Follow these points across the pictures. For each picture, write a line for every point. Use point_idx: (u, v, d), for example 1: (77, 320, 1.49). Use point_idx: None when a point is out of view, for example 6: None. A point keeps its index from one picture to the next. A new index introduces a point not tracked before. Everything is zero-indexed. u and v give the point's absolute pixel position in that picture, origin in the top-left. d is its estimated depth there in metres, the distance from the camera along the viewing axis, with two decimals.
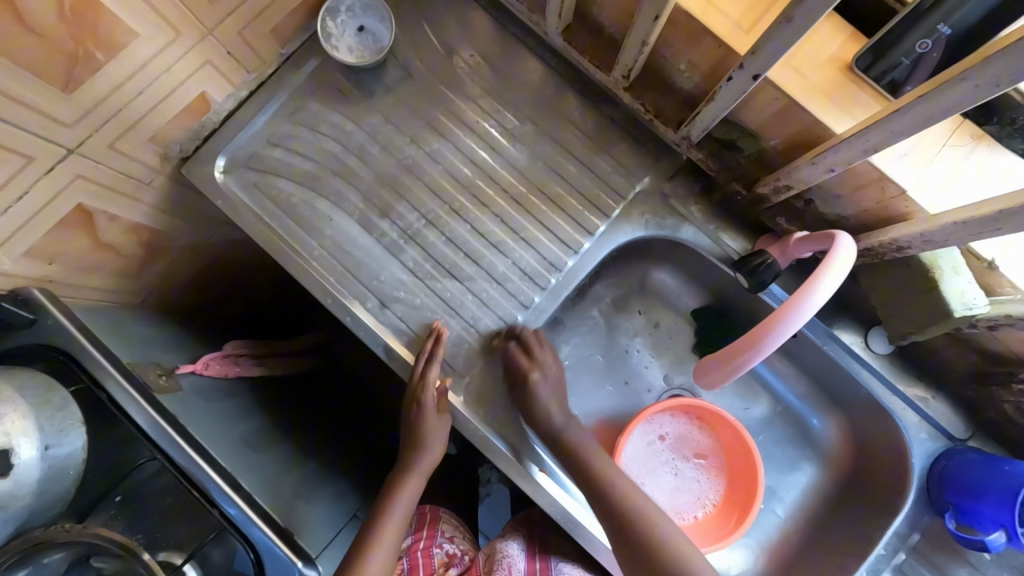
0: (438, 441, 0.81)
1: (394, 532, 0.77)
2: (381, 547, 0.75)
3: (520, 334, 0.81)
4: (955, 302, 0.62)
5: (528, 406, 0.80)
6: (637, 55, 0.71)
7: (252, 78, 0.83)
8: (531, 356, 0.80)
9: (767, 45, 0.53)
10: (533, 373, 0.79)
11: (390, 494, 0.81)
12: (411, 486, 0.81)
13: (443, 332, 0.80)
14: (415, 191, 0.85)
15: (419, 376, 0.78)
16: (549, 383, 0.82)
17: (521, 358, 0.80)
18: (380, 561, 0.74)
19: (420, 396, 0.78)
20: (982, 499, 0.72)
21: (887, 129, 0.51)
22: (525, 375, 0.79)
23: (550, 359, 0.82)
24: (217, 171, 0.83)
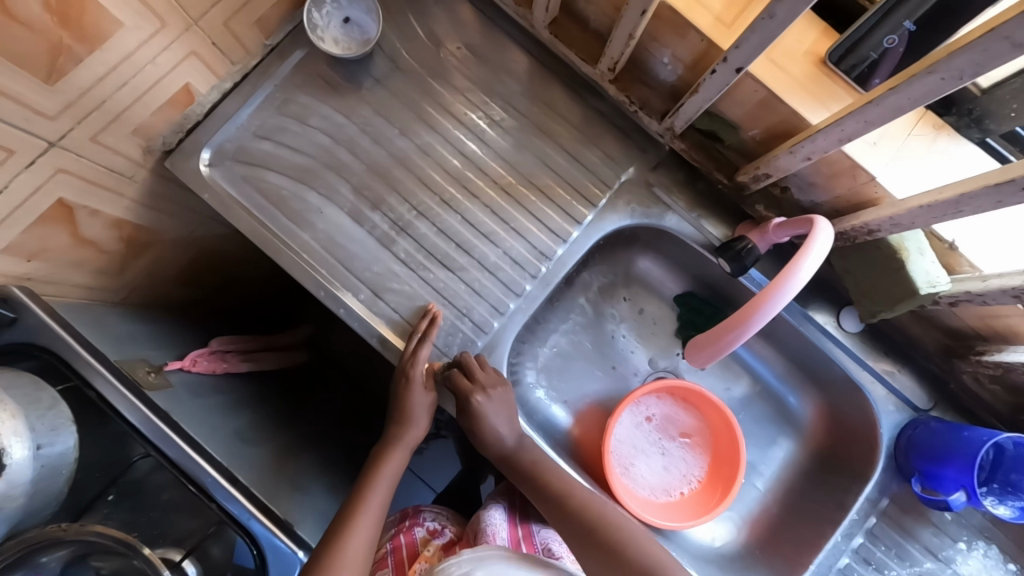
0: (425, 417, 0.82)
1: (378, 502, 0.78)
2: (366, 515, 0.76)
3: (460, 361, 0.80)
4: (921, 281, 0.67)
5: (484, 437, 0.81)
6: (624, 48, 0.73)
7: (237, 69, 0.83)
8: (473, 379, 0.79)
9: (749, 40, 0.56)
10: (477, 396, 0.78)
11: (374, 467, 0.81)
12: (395, 459, 0.82)
13: (438, 314, 0.81)
14: (405, 182, 0.85)
15: (410, 352, 0.79)
16: (495, 405, 0.80)
17: (462, 382, 0.79)
18: (364, 528, 0.74)
19: (409, 370, 0.79)
20: (946, 466, 0.77)
21: (862, 120, 0.54)
22: (468, 398, 0.78)
23: (494, 379, 0.80)
24: (202, 164, 0.82)
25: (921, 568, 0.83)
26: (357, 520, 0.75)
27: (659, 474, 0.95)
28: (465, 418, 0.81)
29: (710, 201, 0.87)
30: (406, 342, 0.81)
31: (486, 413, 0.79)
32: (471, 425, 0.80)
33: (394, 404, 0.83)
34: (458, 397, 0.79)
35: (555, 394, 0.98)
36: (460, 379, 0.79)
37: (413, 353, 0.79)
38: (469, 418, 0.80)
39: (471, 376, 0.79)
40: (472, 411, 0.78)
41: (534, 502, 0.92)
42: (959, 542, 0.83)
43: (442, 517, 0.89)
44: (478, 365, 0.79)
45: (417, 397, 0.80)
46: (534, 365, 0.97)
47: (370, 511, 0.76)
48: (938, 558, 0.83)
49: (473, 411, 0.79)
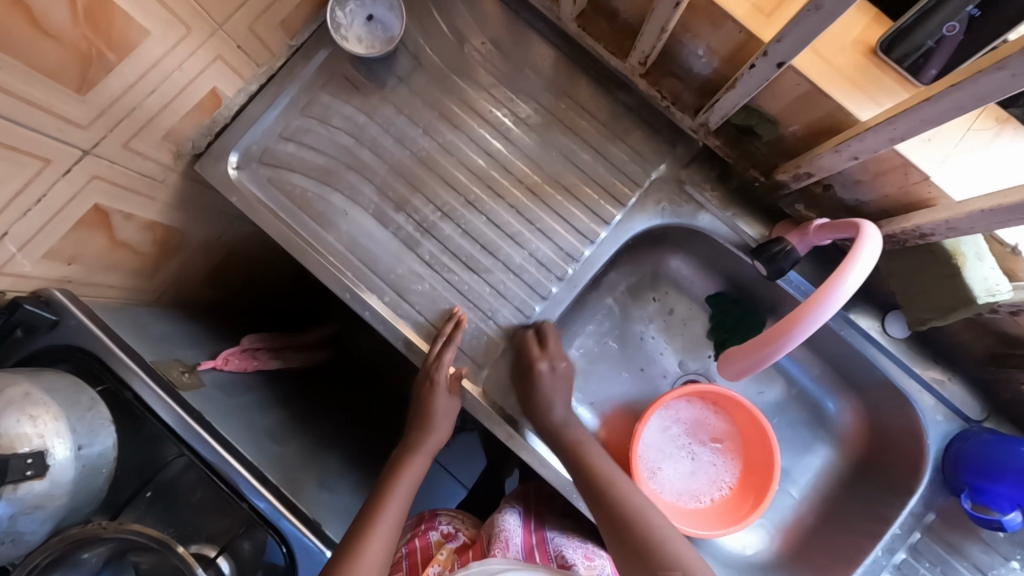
0: (445, 423, 0.82)
1: (398, 505, 0.77)
2: (387, 518, 0.75)
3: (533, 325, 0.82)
4: (978, 289, 0.62)
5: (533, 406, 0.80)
6: (656, 41, 0.69)
7: (262, 72, 0.82)
8: (542, 346, 0.80)
9: (792, 33, 0.52)
10: (541, 363, 0.79)
11: (394, 471, 0.81)
12: (416, 464, 0.82)
13: (462, 318, 0.80)
14: (430, 183, 0.84)
15: (434, 354, 0.79)
16: (556, 379, 0.80)
17: (532, 346, 0.80)
18: (384, 529, 0.73)
19: (434, 374, 0.78)
20: (999, 481, 0.74)
21: (916, 118, 0.50)
22: (533, 363, 0.79)
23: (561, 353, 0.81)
24: (230, 168, 0.82)
25: None
26: (378, 521, 0.74)
27: (688, 480, 0.93)
28: (524, 387, 0.80)
29: (746, 199, 0.83)
30: (432, 344, 0.80)
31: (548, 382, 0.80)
32: (526, 394, 0.80)
33: (417, 409, 0.82)
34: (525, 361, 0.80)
35: (581, 396, 0.96)
36: (529, 345, 0.79)
37: (438, 358, 0.79)
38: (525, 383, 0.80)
39: (545, 343, 0.80)
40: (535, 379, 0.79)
41: (548, 505, 0.91)
42: (1011, 561, 0.78)
43: (456, 521, 0.88)
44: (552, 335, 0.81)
45: (439, 403, 0.80)
46: None
47: (388, 514, 0.75)
48: None
49: (534, 377, 0.79)
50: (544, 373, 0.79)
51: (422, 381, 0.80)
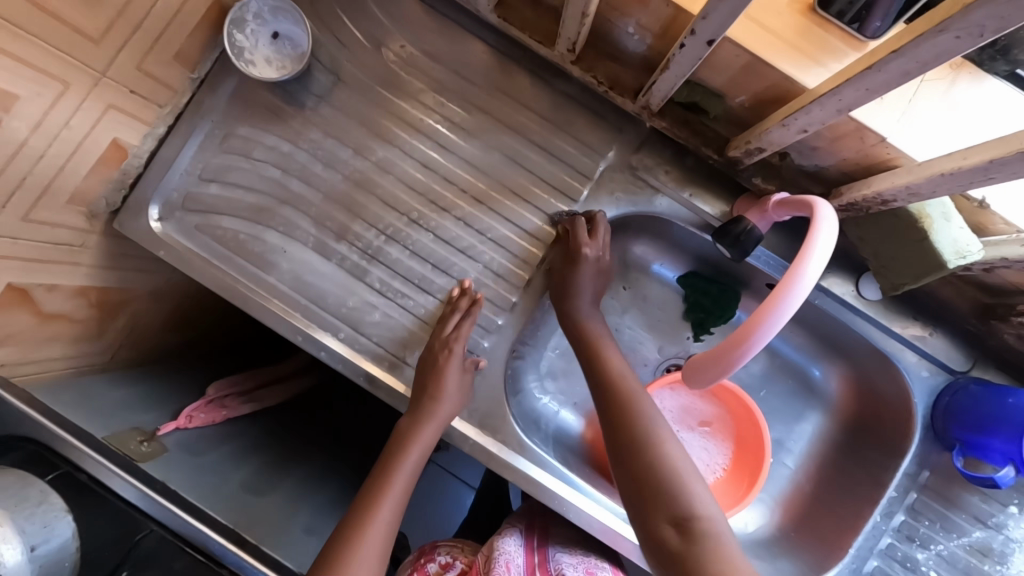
0: (451, 403, 0.74)
1: (391, 509, 0.70)
2: (377, 528, 0.68)
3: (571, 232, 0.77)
4: (949, 253, 0.58)
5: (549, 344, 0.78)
6: (580, 27, 0.64)
7: (169, 112, 0.76)
8: (593, 236, 0.77)
9: (718, 9, 0.47)
10: (585, 252, 0.75)
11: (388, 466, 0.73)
12: (412, 455, 0.74)
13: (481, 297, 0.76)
14: (369, 207, 0.79)
15: (446, 326, 0.76)
16: (591, 272, 0.77)
17: (582, 237, 0.76)
18: (372, 544, 0.67)
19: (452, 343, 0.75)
20: (992, 434, 0.72)
21: (861, 88, 0.45)
22: (570, 261, 0.76)
23: (605, 246, 0.77)
24: (152, 221, 0.77)
25: (969, 538, 0.78)
26: (363, 535, 0.67)
27: None
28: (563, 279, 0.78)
29: (703, 176, 0.79)
30: (447, 315, 0.76)
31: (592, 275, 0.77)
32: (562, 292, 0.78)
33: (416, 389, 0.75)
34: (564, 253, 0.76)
35: (563, 399, 0.94)
36: (578, 231, 0.75)
37: (460, 327, 0.75)
38: (570, 272, 0.77)
39: (593, 234, 0.77)
40: (580, 269, 0.76)
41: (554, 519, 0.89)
42: (1009, 506, 0.77)
43: (456, 549, 0.85)
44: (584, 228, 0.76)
45: (447, 381, 0.74)
46: (537, 372, 0.92)
47: (378, 524, 0.68)
48: (987, 526, 0.78)
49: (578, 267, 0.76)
50: (589, 262, 0.76)
51: (432, 353, 0.75)
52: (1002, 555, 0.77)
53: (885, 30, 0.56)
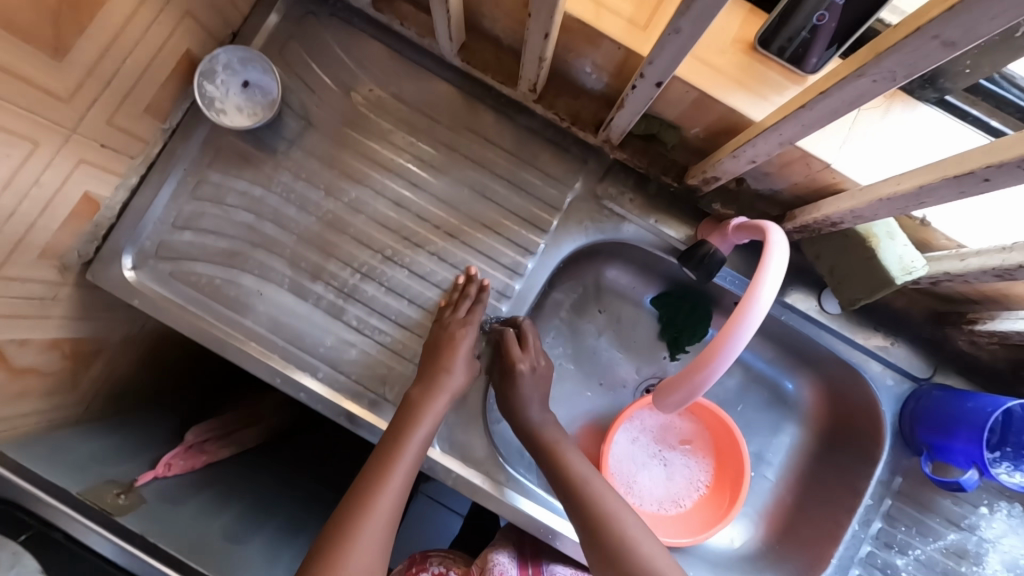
0: (458, 379, 0.75)
1: (400, 486, 0.69)
2: (385, 499, 0.67)
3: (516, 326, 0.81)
4: (896, 270, 0.61)
5: (513, 407, 0.80)
6: (538, 70, 0.67)
7: (140, 162, 0.77)
8: (523, 346, 0.81)
9: (660, 56, 0.51)
10: (522, 365, 0.79)
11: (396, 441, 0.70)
12: (424, 427, 0.71)
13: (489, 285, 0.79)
14: (343, 245, 0.80)
15: (454, 310, 0.78)
16: (535, 379, 0.81)
17: (515, 347, 0.80)
18: (375, 526, 0.66)
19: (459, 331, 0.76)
20: (954, 438, 0.75)
21: (797, 124, 0.49)
22: (514, 367, 0.79)
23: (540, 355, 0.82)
24: (126, 270, 0.77)
25: (945, 541, 0.80)
26: (366, 518, 0.66)
27: (665, 487, 0.90)
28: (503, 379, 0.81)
29: (666, 202, 0.82)
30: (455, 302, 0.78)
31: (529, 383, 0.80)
32: (504, 388, 0.81)
33: (422, 362, 0.76)
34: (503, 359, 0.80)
35: None
36: (511, 346, 0.79)
37: (471, 313, 0.78)
38: (507, 384, 0.80)
39: (524, 345, 0.80)
40: (518, 380, 0.80)
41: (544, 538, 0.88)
42: (980, 507, 0.80)
43: (448, 560, 0.84)
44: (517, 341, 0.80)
45: (456, 358, 0.75)
46: None
47: (382, 505, 0.67)
48: (961, 527, 0.80)
49: (516, 380, 0.80)
50: (525, 374, 0.80)
51: (440, 327, 0.77)
52: (977, 555, 0.79)
53: (836, 52, 0.59)
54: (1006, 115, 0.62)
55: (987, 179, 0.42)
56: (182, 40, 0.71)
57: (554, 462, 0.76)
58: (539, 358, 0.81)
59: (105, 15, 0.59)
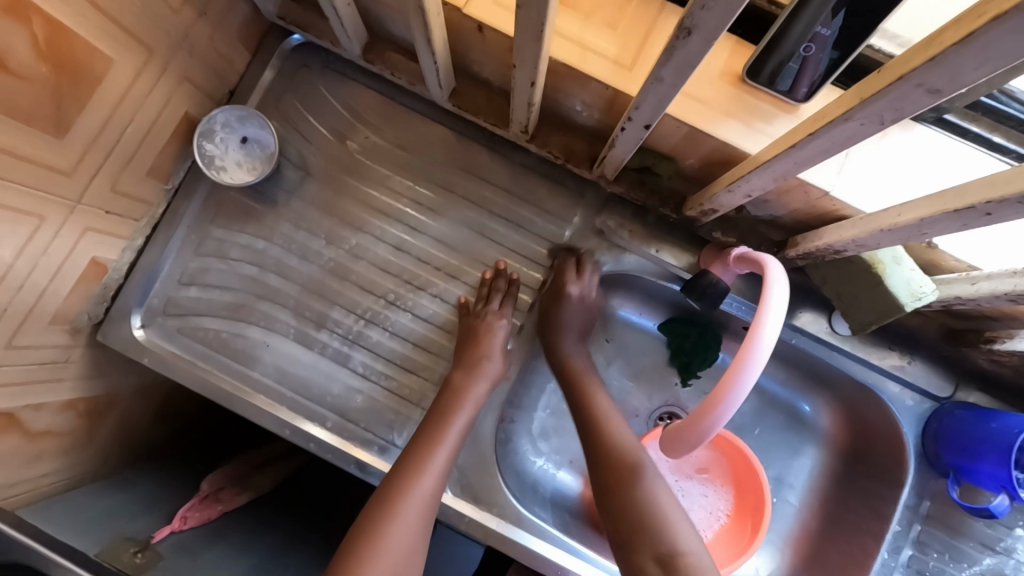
0: (496, 366, 0.77)
1: (443, 462, 0.69)
2: (429, 475, 0.67)
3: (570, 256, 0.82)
4: (904, 294, 0.60)
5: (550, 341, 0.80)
6: (528, 113, 0.67)
7: (144, 223, 0.78)
8: (577, 276, 0.80)
9: (645, 101, 0.51)
10: (572, 289, 0.79)
11: (434, 431, 0.70)
12: (465, 412, 0.72)
13: (517, 277, 0.81)
14: (346, 292, 0.81)
15: (485, 303, 0.79)
16: (575, 315, 0.80)
17: (568, 274, 0.80)
18: (414, 508, 0.64)
19: (489, 318, 0.78)
20: (979, 459, 0.72)
21: (789, 162, 0.48)
22: (563, 290, 0.79)
23: (591, 285, 0.81)
24: (135, 329, 0.78)
25: (980, 566, 0.77)
26: (405, 499, 0.65)
27: None
28: (547, 326, 0.81)
29: (666, 232, 0.81)
30: (481, 298, 0.80)
31: (575, 307, 0.80)
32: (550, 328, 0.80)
33: (458, 352, 0.77)
34: (553, 288, 0.81)
35: (558, 458, 0.93)
36: (566, 270, 0.80)
37: (502, 306, 0.80)
38: (555, 306, 0.80)
39: (578, 272, 0.81)
40: (564, 305, 0.79)
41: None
42: (1015, 529, 0.77)
43: None
44: (572, 269, 0.80)
45: (490, 344, 0.77)
46: (529, 435, 0.91)
47: (422, 487, 0.66)
48: (996, 551, 0.77)
49: (565, 304, 0.80)
50: (574, 299, 0.80)
51: (473, 318, 0.78)
52: None
53: (840, 62, 0.55)
54: (1008, 127, 0.60)
55: (988, 214, 0.41)
56: (181, 104, 0.72)
57: (606, 457, 0.70)
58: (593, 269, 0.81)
59: (105, 90, 0.61)
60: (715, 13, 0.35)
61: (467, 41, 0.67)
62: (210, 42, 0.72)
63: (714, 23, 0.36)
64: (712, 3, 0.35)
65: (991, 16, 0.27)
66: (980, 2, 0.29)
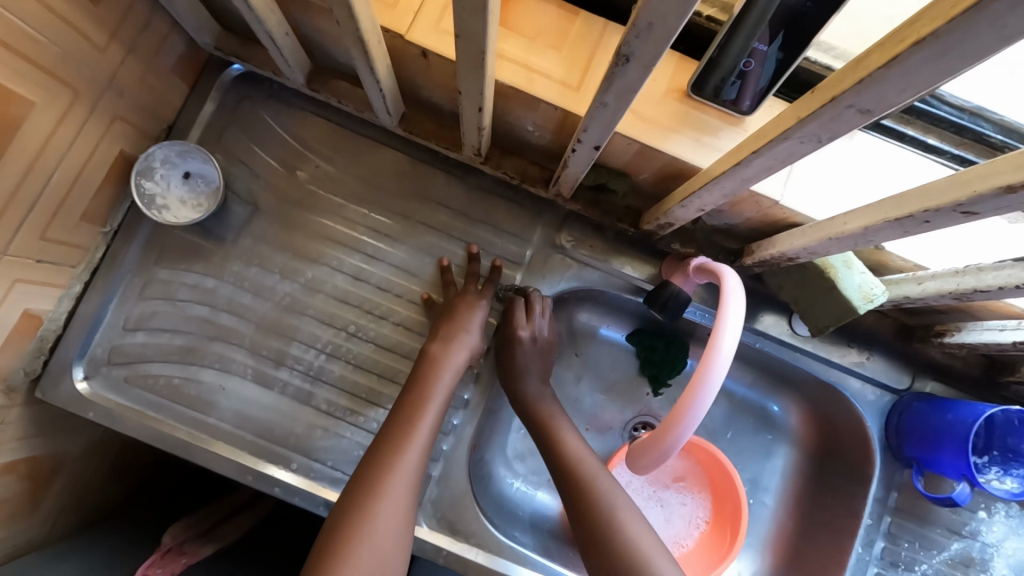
0: (475, 338, 0.75)
1: (427, 432, 0.66)
2: (414, 452, 0.64)
3: (523, 294, 0.80)
4: (858, 298, 0.62)
5: (512, 377, 0.77)
6: (479, 137, 0.66)
7: (81, 269, 0.74)
8: (528, 317, 0.78)
9: (592, 124, 0.50)
10: (523, 332, 0.77)
11: (415, 404, 0.67)
12: (444, 383, 0.70)
13: (500, 264, 0.80)
14: (305, 327, 0.78)
15: (462, 290, 0.78)
16: (529, 349, 0.78)
17: (520, 317, 0.78)
18: (401, 484, 0.61)
19: (463, 296, 0.77)
20: (941, 450, 0.74)
21: (736, 178, 0.49)
22: (515, 335, 0.77)
23: (544, 325, 0.79)
24: (77, 382, 0.74)
25: (949, 552, 0.80)
26: (390, 473, 0.62)
27: (666, 530, 0.88)
28: (501, 365, 0.78)
29: (626, 246, 0.81)
30: (449, 286, 0.79)
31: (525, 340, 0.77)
32: (506, 369, 0.78)
33: (436, 326, 0.75)
34: (505, 335, 0.78)
35: (536, 479, 0.90)
36: (516, 312, 0.78)
37: (482, 289, 0.79)
38: (509, 353, 0.77)
39: (529, 314, 0.79)
40: (518, 349, 0.77)
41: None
42: (978, 512, 0.81)
43: None
44: (524, 308, 0.78)
45: (465, 316, 0.75)
46: (504, 457, 0.89)
47: (409, 460, 0.63)
48: (963, 535, 0.80)
49: (516, 348, 0.77)
50: (526, 342, 0.77)
51: (449, 301, 0.77)
52: (983, 562, 0.80)
53: (787, 64, 0.54)
54: (942, 130, 0.62)
55: (926, 222, 0.42)
56: (114, 142, 0.69)
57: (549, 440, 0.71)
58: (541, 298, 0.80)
59: (27, 134, 0.57)
60: (650, 41, 0.35)
61: (413, 66, 0.65)
62: (143, 77, 0.69)
63: (651, 51, 0.37)
64: (647, 32, 0.35)
65: (911, 43, 0.28)
66: (899, 28, 0.29)
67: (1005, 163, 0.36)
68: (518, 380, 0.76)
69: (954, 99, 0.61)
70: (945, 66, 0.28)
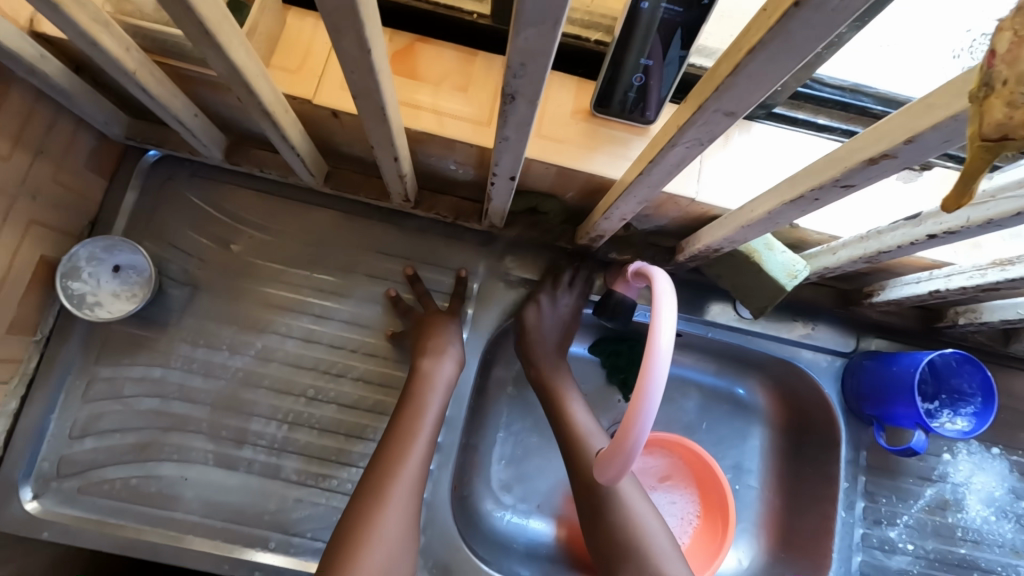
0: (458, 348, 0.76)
1: (423, 449, 0.67)
2: (410, 466, 0.64)
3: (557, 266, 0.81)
4: (784, 276, 0.65)
5: (529, 343, 0.79)
6: (404, 184, 0.68)
7: (16, 383, 0.71)
8: (553, 283, 0.80)
9: (503, 157, 0.52)
10: (540, 296, 0.79)
11: (412, 416, 0.68)
12: (436, 398, 0.70)
13: (465, 272, 0.81)
14: (262, 400, 0.77)
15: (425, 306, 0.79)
16: (552, 318, 0.79)
17: (546, 286, 0.80)
18: (399, 503, 0.62)
19: (431, 311, 0.78)
20: (895, 403, 0.77)
21: (644, 187, 0.52)
22: (534, 297, 0.79)
23: (569, 297, 0.80)
24: (26, 503, 0.71)
25: (924, 499, 0.83)
26: (393, 488, 0.62)
27: None
28: (524, 335, 0.79)
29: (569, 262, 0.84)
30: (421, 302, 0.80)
31: (544, 316, 0.79)
32: (524, 337, 0.79)
33: (415, 343, 0.75)
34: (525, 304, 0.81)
35: (526, 507, 0.88)
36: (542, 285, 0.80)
37: (451, 306, 0.80)
38: (528, 315, 0.79)
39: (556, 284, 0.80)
40: (535, 313, 0.79)
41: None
42: (943, 455, 0.84)
43: None
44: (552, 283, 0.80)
45: (444, 330, 0.76)
46: (490, 491, 0.88)
47: (407, 476, 0.64)
48: (935, 480, 0.84)
49: (534, 317, 0.78)
50: (545, 307, 0.79)
51: (420, 317, 0.78)
52: (957, 501, 0.84)
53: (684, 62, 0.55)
54: (829, 109, 0.67)
55: (817, 200, 0.46)
56: (33, 249, 0.67)
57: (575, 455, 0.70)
58: (580, 294, 0.81)
59: None
60: (528, 78, 0.38)
61: (327, 126, 0.67)
62: (55, 179, 0.68)
63: (532, 87, 0.39)
64: (522, 71, 0.37)
65: (745, 51, 0.31)
66: (737, 38, 0.32)
67: (867, 137, 0.39)
68: (535, 343, 0.78)
69: (833, 80, 0.66)
70: (781, 65, 0.31)
